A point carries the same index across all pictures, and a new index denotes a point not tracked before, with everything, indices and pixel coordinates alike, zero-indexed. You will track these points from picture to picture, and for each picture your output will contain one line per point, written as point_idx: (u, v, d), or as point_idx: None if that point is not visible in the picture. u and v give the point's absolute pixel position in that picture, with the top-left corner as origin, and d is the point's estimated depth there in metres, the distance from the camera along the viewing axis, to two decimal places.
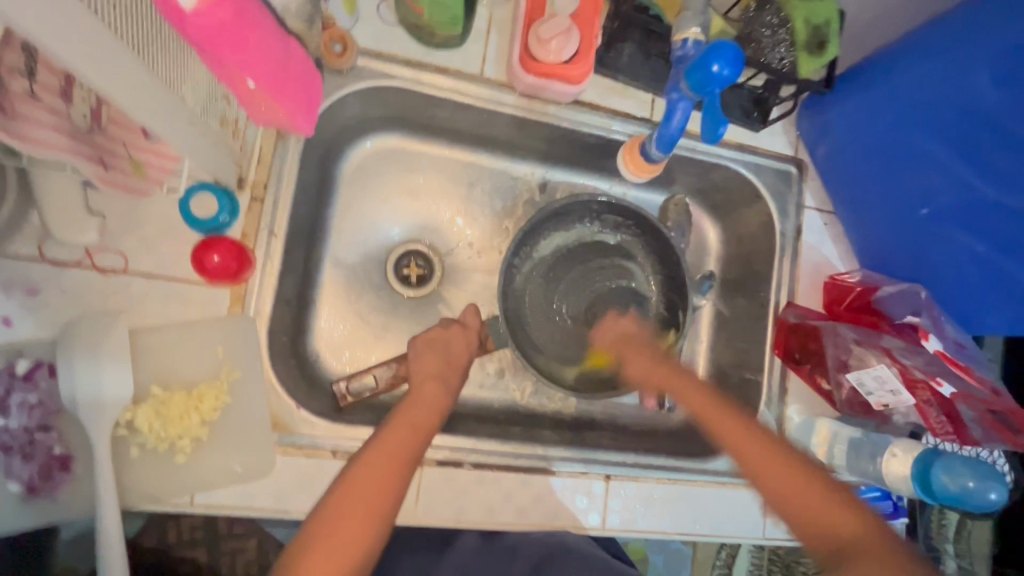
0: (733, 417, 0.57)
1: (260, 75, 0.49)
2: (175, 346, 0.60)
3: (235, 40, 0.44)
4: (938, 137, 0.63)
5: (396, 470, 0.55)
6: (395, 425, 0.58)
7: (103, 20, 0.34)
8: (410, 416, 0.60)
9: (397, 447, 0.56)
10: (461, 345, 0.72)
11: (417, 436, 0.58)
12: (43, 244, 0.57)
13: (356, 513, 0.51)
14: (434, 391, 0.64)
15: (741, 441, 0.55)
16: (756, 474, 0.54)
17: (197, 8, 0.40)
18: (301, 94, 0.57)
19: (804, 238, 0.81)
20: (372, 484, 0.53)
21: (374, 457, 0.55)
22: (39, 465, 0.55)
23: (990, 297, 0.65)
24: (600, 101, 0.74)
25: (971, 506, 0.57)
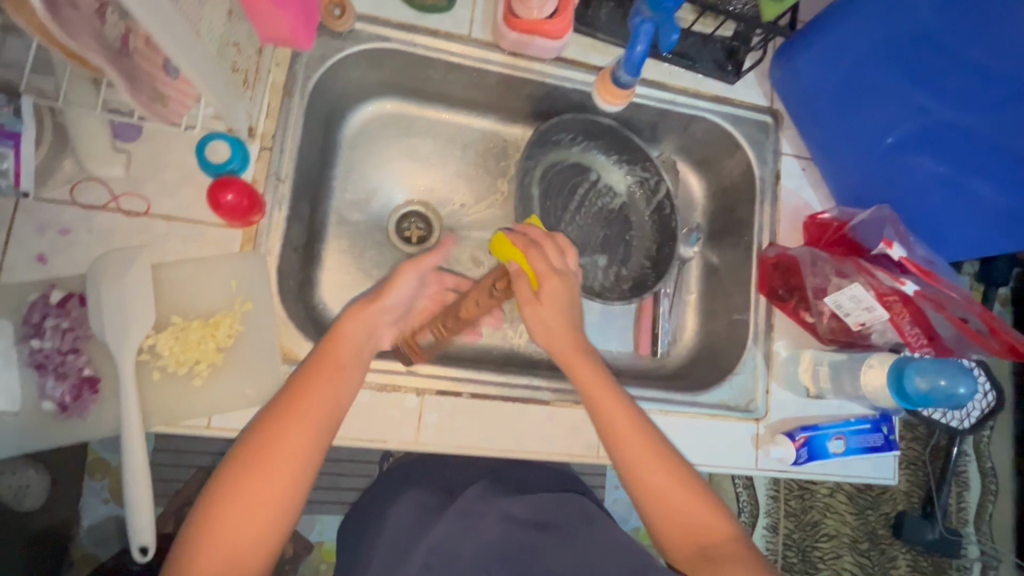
0: (708, 501, 0.64)
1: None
2: (193, 279, 0.65)
3: None
4: (894, 70, 0.68)
5: (314, 422, 0.58)
6: (312, 374, 0.60)
7: None
8: (328, 365, 0.61)
9: (283, 448, 0.56)
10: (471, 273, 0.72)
11: (337, 386, 0.60)
12: (74, 188, 0.63)
13: (257, 491, 0.55)
14: (348, 339, 0.63)
15: (699, 519, 0.63)
16: (710, 553, 0.61)
17: None
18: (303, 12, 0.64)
19: (783, 183, 0.85)
20: (291, 437, 0.57)
21: (275, 430, 0.57)
22: (70, 384, 0.60)
23: (952, 212, 0.71)
24: (581, 58, 0.80)
25: (944, 403, 0.60)
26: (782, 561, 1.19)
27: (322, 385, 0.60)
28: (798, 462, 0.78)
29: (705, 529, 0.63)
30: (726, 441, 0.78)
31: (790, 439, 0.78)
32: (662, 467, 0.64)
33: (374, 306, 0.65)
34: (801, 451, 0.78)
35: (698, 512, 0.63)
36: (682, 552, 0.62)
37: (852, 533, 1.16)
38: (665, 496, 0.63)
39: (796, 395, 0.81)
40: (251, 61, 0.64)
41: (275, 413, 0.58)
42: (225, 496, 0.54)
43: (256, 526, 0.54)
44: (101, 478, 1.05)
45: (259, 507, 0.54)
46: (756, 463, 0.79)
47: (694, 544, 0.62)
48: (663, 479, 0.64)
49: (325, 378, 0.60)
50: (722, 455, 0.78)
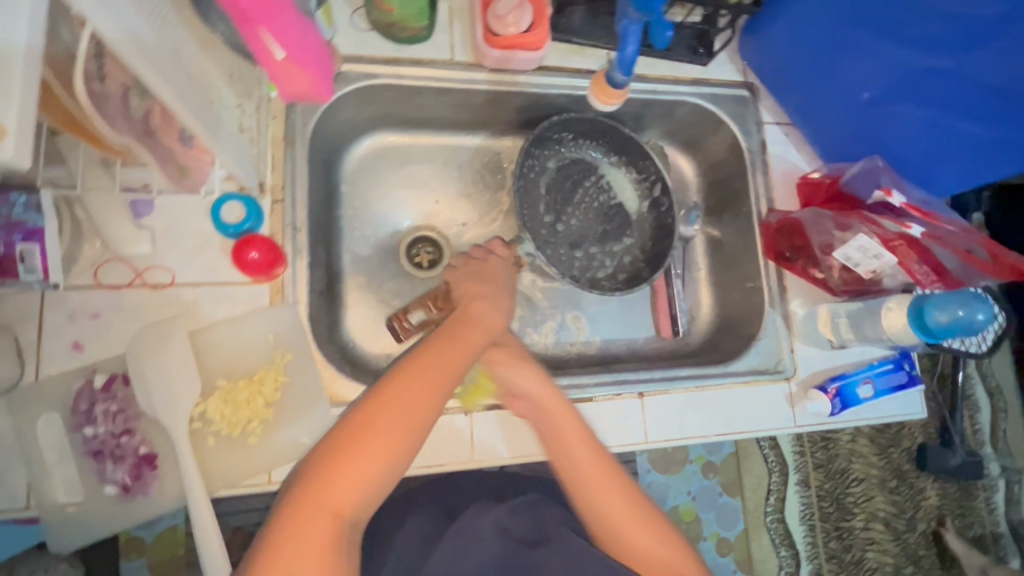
0: (663, 536, 0.64)
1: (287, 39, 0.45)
2: (230, 341, 0.66)
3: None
4: (862, 26, 0.70)
5: (421, 416, 0.53)
6: (419, 362, 0.56)
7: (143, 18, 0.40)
8: (445, 360, 0.58)
9: (386, 442, 0.51)
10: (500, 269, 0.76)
11: (446, 383, 0.56)
12: (98, 271, 0.63)
13: (346, 489, 0.49)
14: (463, 340, 0.61)
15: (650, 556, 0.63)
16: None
17: None
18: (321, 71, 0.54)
19: (770, 150, 0.89)
20: (399, 426, 0.52)
21: (377, 419, 0.52)
22: (130, 465, 0.60)
23: (942, 150, 0.73)
24: (561, 64, 0.82)
25: (969, 332, 0.63)
26: (819, 512, 1.24)
27: (443, 371, 0.56)
28: (834, 412, 0.81)
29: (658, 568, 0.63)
30: (762, 404, 0.81)
31: (823, 392, 0.81)
32: (617, 495, 0.64)
33: (490, 317, 0.67)
34: (835, 401, 0.81)
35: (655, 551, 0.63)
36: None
37: (879, 474, 1.23)
38: (613, 518, 0.63)
39: (820, 349, 0.84)
40: (252, 120, 0.65)
41: (391, 394, 0.53)
42: (319, 484, 0.49)
43: (328, 522, 0.48)
44: (138, 557, 1.00)
45: (344, 503, 0.49)
46: (794, 420, 0.82)
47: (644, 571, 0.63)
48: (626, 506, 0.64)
49: (441, 371, 0.56)
50: (761, 418, 0.81)
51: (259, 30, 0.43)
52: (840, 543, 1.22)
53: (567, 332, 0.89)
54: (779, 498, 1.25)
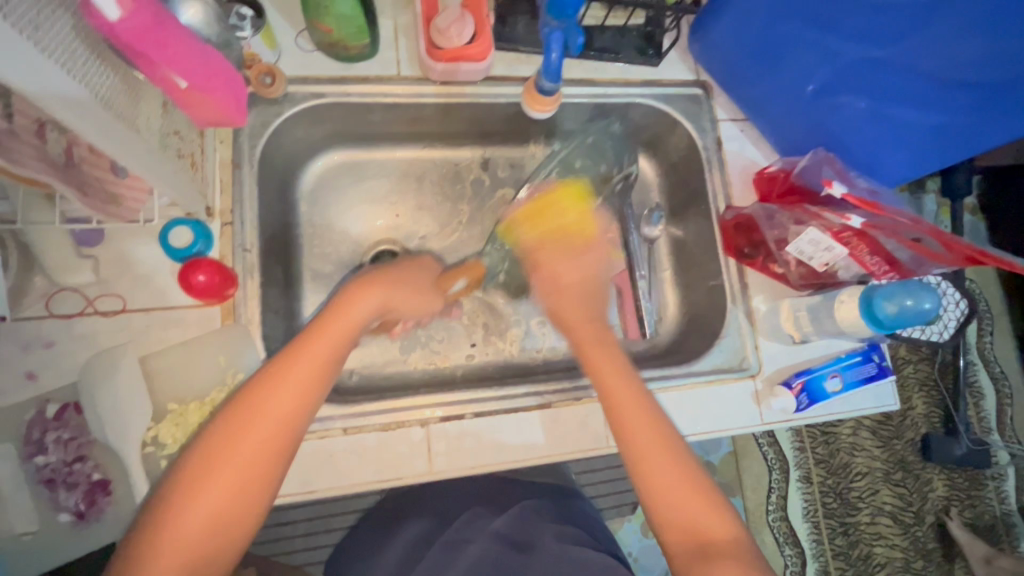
0: (705, 493, 0.60)
1: (185, 71, 0.52)
2: (182, 364, 0.66)
3: (159, 39, 0.48)
4: (798, 22, 0.70)
5: (266, 444, 0.54)
6: (292, 356, 0.57)
7: (57, 62, 0.41)
8: (277, 395, 0.55)
9: (258, 440, 0.54)
10: (420, 272, 0.75)
11: (281, 419, 0.55)
12: (50, 301, 0.64)
13: (218, 485, 0.52)
14: (303, 364, 0.57)
15: (702, 513, 0.59)
16: (707, 548, 0.57)
17: (120, 15, 0.45)
18: (229, 93, 0.59)
19: (726, 147, 0.88)
20: (264, 424, 0.54)
21: (244, 418, 0.54)
22: (83, 492, 0.61)
23: (886, 140, 0.73)
24: (509, 73, 0.83)
25: (914, 321, 0.63)
26: (823, 508, 1.22)
27: (274, 403, 0.55)
28: (800, 408, 0.81)
29: (706, 530, 0.58)
30: (728, 402, 0.80)
31: (788, 387, 0.80)
32: (665, 456, 0.61)
33: (345, 320, 0.61)
34: (801, 397, 0.80)
35: (700, 507, 0.59)
36: (677, 546, 0.58)
37: (883, 467, 1.17)
38: (653, 475, 0.60)
39: (784, 345, 0.83)
40: (195, 145, 0.66)
41: (220, 443, 0.53)
42: (190, 481, 0.52)
43: (182, 552, 0.51)
44: None
45: (221, 499, 0.52)
46: (761, 418, 0.81)
47: (689, 536, 0.58)
48: (667, 463, 0.60)
49: (274, 409, 0.55)
50: (728, 417, 0.80)
51: (158, 65, 0.50)
52: (845, 539, 1.20)
53: (533, 339, 0.89)
54: (781, 497, 1.25)
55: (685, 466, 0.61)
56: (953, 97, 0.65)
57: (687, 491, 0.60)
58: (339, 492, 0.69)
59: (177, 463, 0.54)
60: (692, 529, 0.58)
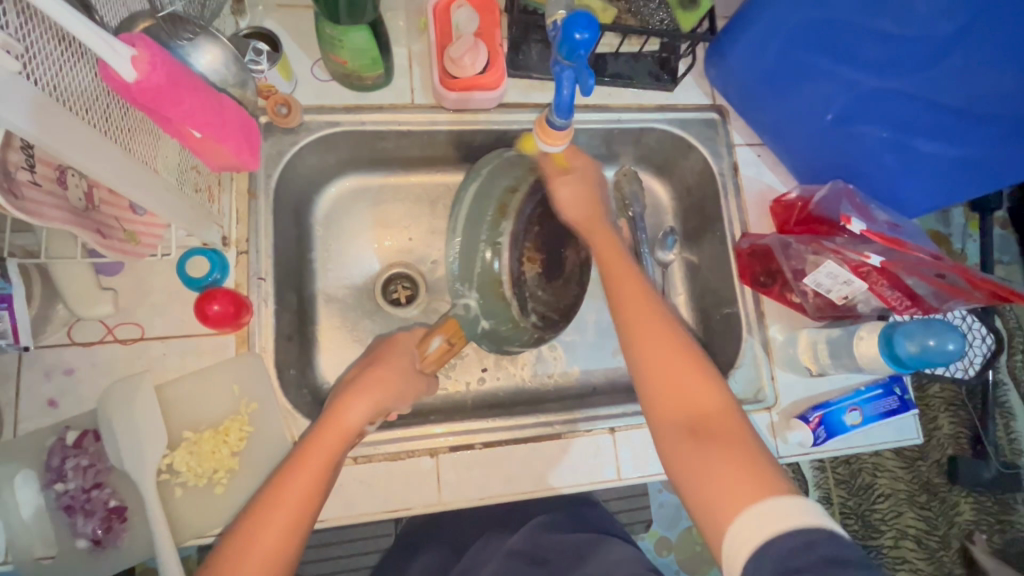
0: (702, 369, 0.60)
1: (198, 123, 0.47)
2: (197, 392, 0.67)
3: (176, 99, 0.44)
4: (815, 50, 0.69)
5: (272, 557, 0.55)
6: (296, 466, 0.59)
7: (78, 114, 0.43)
8: (279, 511, 0.57)
9: (263, 554, 0.55)
10: (405, 356, 0.73)
11: (285, 530, 0.56)
12: (71, 329, 0.66)
13: None
14: (302, 480, 0.59)
15: (703, 394, 0.58)
16: (702, 427, 0.56)
17: (136, 76, 0.40)
18: (243, 137, 0.54)
19: (742, 172, 0.87)
20: (268, 537, 0.55)
21: (248, 534, 0.55)
22: (99, 518, 0.62)
23: (909, 169, 0.71)
24: (522, 100, 0.83)
25: (939, 362, 0.61)
26: (843, 531, 1.16)
27: (275, 517, 0.56)
28: (818, 442, 0.79)
29: (701, 405, 0.58)
30: None
31: (805, 421, 0.78)
32: (695, 371, 0.59)
33: (340, 427, 0.63)
34: (819, 430, 0.78)
35: (703, 398, 0.58)
36: (670, 425, 0.58)
37: (907, 488, 1.10)
38: (666, 389, 0.59)
39: (801, 376, 0.81)
40: (212, 177, 0.68)
41: (223, 565, 0.54)
42: None
43: None
44: None
45: None
46: (777, 452, 0.79)
47: (686, 415, 0.57)
48: (673, 359, 0.60)
49: (275, 525, 0.56)
50: None
51: (172, 119, 0.45)
52: (866, 563, 1.12)
53: (544, 365, 0.88)
54: None
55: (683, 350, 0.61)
56: (978, 130, 0.63)
57: (680, 363, 0.60)
58: (346, 522, 0.69)
59: None
60: (685, 401, 0.58)
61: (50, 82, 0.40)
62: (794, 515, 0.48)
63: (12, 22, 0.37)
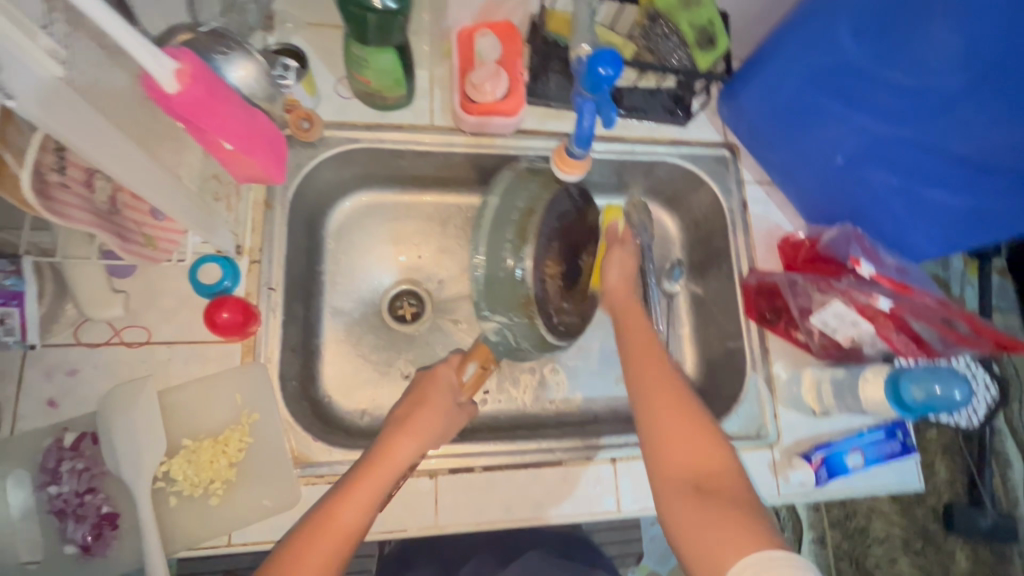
0: (707, 429, 0.60)
1: (234, 135, 0.48)
2: (199, 400, 0.67)
3: (216, 112, 0.45)
4: (829, 95, 0.71)
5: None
6: (345, 496, 0.60)
7: (113, 121, 0.44)
8: (313, 553, 0.57)
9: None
10: (447, 389, 0.73)
11: (328, 557, 0.57)
12: (78, 329, 0.65)
13: None
14: (343, 518, 0.59)
15: (695, 457, 0.59)
16: (703, 484, 0.57)
17: (178, 88, 0.41)
18: (271, 149, 0.55)
19: (751, 209, 0.88)
20: (309, 566, 0.56)
21: (292, 558, 0.56)
22: (90, 524, 0.61)
23: (918, 217, 0.72)
24: (539, 127, 0.84)
25: (946, 408, 0.61)
26: None
27: (318, 542, 0.57)
28: (820, 483, 0.78)
29: (705, 461, 0.59)
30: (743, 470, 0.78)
31: (807, 460, 0.77)
32: (677, 415, 0.61)
33: (390, 463, 0.64)
34: (820, 471, 0.78)
35: (703, 448, 0.59)
36: (676, 486, 0.58)
37: (902, 534, 1.10)
38: (674, 446, 0.60)
39: (804, 415, 0.81)
40: (230, 186, 0.68)
41: None
42: None
43: None
44: None
45: None
46: (778, 490, 0.78)
47: (688, 475, 0.58)
48: (692, 439, 0.60)
49: (316, 553, 0.57)
50: None
51: (207, 131, 0.46)
52: None
53: (547, 389, 0.88)
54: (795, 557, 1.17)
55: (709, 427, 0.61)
56: (986, 184, 0.63)
57: (691, 428, 0.60)
58: None
59: None
60: (687, 463, 0.59)
61: (90, 89, 0.41)
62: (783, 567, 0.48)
63: (59, 32, 0.38)
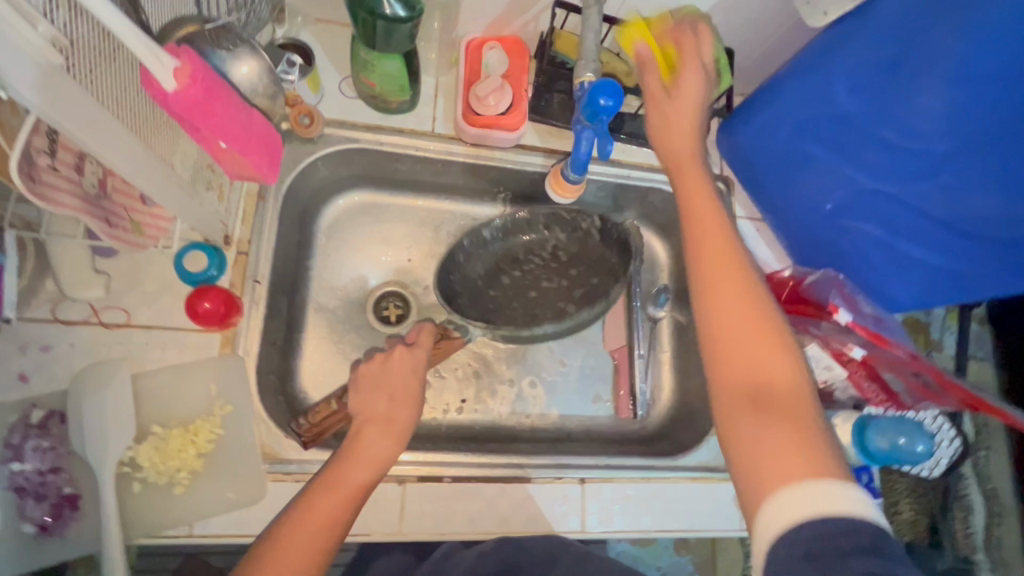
0: (774, 338, 0.53)
1: (231, 136, 0.49)
2: (173, 388, 0.67)
3: (212, 112, 0.45)
4: (820, 144, 0.72)
5: (328, 524, 0.59)
6: (354, 446, 0.64)
7: (110, 110, 0.44)
8: (327, 498, 0.60)
9: (324, 514, 0.59)
10: (409, 359, 0.73)
11: (343, 500, 0.60)
12: (56, 306, 0.65)
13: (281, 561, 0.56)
14: (360, 457, 0.63)
15: (743, 321, 0.53)
16: (762, 395, 0.51)
17: (176, 87, 0.42)
18: (268, 152, 0.55)
19: (739, 244, 0.89)
20: (326, 508, 0.59)
21: (315, 494, 0.60)
22: (50, 504, 0.60)
23: (898, 273, 0.74)
24: (539, 144, 0.85)
25: (907, 461, 0.62)
26: None
27: (335, 484, 0.61)
28: None
29: (771, 375, 0.51)
30: (708, 502, 0.79)
31: None
32: (734, 275, 0.56)
33: (401, 418, 0.67)
34: None
35: (761, 357, 0.52)
36: (737, 381, 0.52)
37: None
38: (730, 330, 0.53)
39: None
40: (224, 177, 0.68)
41: (288, 523, 0.58)
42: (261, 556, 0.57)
43: None
44: None
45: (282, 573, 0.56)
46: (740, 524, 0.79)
47: (748, 380, 0.51)
48: (744, 325, 0.53)
49: (331, 498, 0.60)
50: (707, 517, 0.78)
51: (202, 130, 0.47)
52: None
53: (523, 403, 0.88)
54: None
55: (783, 353, 0.52)
56: (969, 245, 0.66)
57: (750, 321, 0.53)
58: None
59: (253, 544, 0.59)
60: (754, 375, 0.51)
61: (86, 76, 0.41)
62: (832, 502, 0.44)
63: (62, 19, 0.38)
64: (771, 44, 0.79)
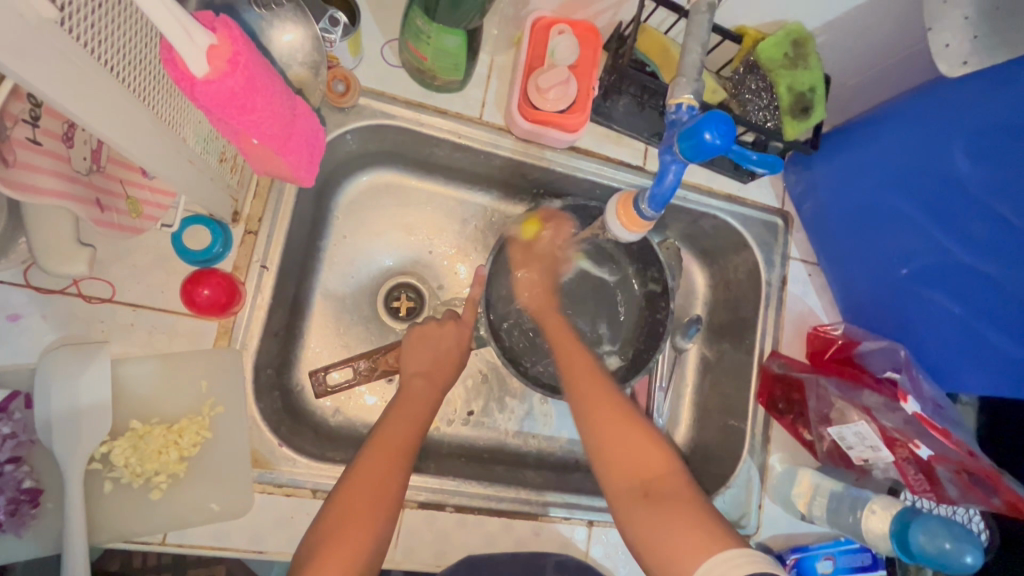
0: (645, 434, 0.62)
1: (261, 131, 0.42)
2: (158, 379, 0.59)
3: (244, 106, 0.39)
4: (912, 199, 0.66)
5: (399, 457, 0.61)
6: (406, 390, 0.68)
7: (125, 84, 0.36)
8: (395, 427, 0.63)
9: (396, 444, 0.62)
10: (450, 333, 0.74)
11: (409, 429, 0.64)
12: (29, 270, 0.56)
13: (365, 503, 0.57)
14: (417, 391, 0.68)
15: (641, 453, 0.61)
16: (652, 489, 0.58)
17: (207, 75, 0.35)
18: (305, 145, 0.49)
19: (789, 288, 0.82)
20: (398, 435, 0.62)
21: (388, 429, 0.63)
22: (6, 498, 0.52)
23: (962, 359, 0.67)
24: (594, 148, 0.76)
25: (949, 567, 0.60)
26: None
27: (402, 418, 0.65)
28: None
29: (650, 466, 0.60)
30: None
31: (781, 561, 0.75)
32: (624, 423, 0.63)
33: (447, 364, 0.72)
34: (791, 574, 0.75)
35: (628, 437, 0.62)
36: (621, 490, 0.60)
37: None
38: (610, 442, 0.62)
39: (790, 514, 0.78)
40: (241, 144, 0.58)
41: (361, 469, 0.59)
42: (344, 508, 0.56)
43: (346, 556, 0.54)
44: None
45: (369, 518, 0.56)
46: None
47: (634, 476, 0.60)
48: (620, 435, 0.62)
49: (401, 424, 0.64)
50: None
51: (230, 121, 0.40)
52: None
53: (533, 423, 0.83)
54: None
55: (633, 416, 0.64)
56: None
57: (630, 432, 0.63)
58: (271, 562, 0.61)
59: (325, 501, 0.58)
60: (631, 469, 0.60)
61: (96, 42, 0.32)
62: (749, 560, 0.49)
63: None
64: (875, 77, 0.70)
